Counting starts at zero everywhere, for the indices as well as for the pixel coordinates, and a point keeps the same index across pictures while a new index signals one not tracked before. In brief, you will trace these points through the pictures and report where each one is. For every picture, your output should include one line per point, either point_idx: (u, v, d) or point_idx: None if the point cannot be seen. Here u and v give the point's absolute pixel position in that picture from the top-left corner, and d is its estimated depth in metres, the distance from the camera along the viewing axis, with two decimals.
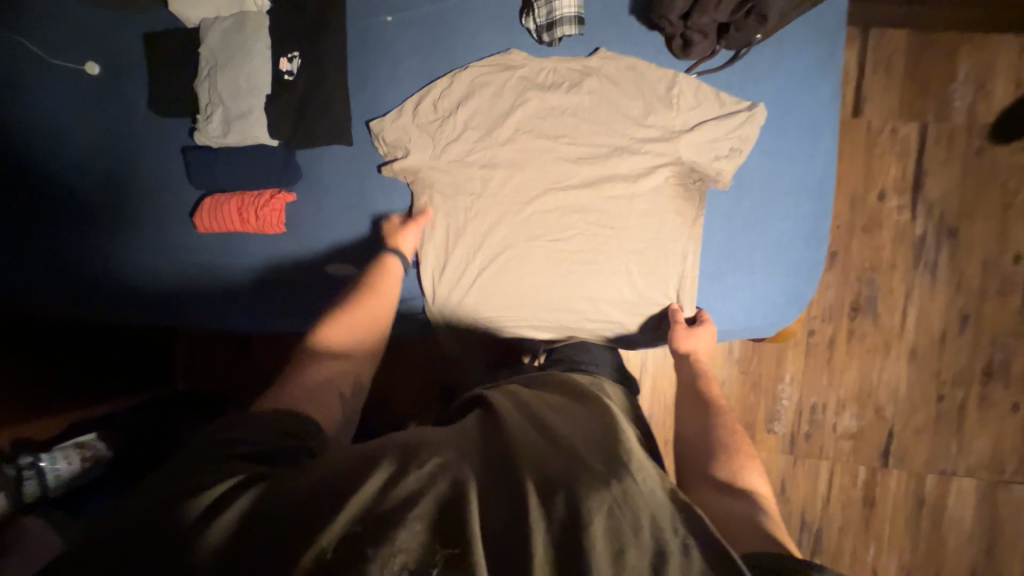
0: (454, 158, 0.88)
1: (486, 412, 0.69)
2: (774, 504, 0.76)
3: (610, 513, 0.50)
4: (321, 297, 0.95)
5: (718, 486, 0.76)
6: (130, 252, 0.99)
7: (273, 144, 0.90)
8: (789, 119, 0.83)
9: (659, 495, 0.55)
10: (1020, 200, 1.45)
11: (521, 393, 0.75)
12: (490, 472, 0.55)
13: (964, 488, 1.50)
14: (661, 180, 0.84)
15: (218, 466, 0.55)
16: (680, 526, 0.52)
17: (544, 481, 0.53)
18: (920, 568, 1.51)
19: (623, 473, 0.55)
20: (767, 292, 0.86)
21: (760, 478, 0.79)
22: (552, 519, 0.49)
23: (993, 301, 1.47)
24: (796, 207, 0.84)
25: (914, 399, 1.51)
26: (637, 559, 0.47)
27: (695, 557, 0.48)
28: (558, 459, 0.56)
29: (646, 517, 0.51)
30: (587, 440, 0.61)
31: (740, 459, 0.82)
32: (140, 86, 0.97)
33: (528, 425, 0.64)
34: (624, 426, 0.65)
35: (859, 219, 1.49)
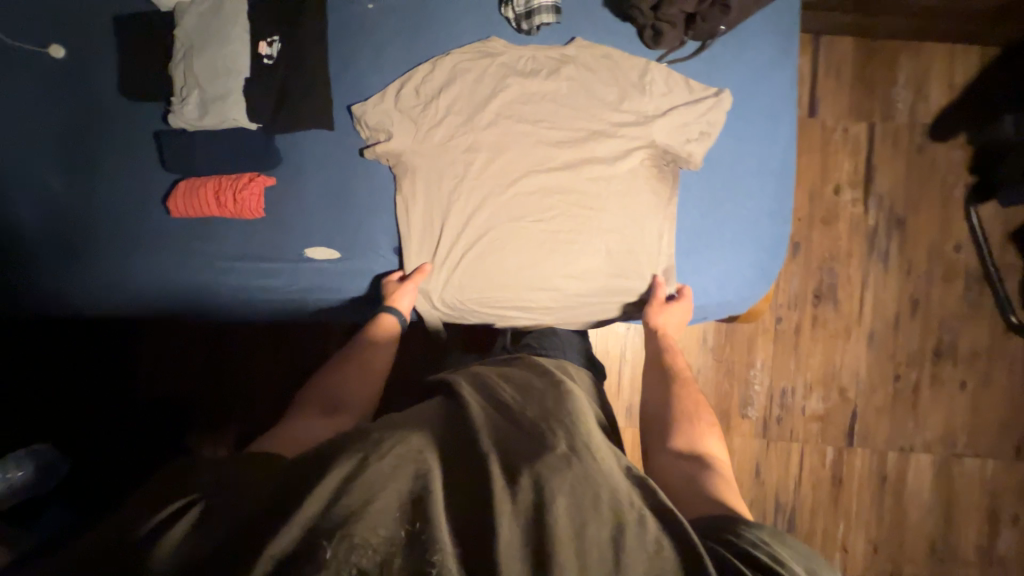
0: (434, 141, 0.90)
1: (451, 399, 0.72)
2: (729, 468, 0.83)
3: (570, 490, 0.55)
4: (300, 286, 0.92)
5: (677, 453, 0.83)
6: (88, 266, 0.94)
7: (251, 127, 0.89)
8: (756, 101, 0.90)
9: (614, 473, 0.61)
10: (958, 193, 1.59)
11: (486, 379, 0.78)
12: (456, 461, 0.59)
13: (921, 462, 1.59)
14: (637, 163, 0.89)
15: (189, 483, 0.57)
16: (635, 500, 0.58)
17: (507, 466, 0.58)
18: (885, 542, 1.59)
19: (580, 453, 0.60)
20: (736, 268, 0.90)
21: (717, 444, 0.86)
22: (516, 499, 0.54)
23: (939, 286, 1.59)
24: (761, 186, 0.89)
25: (874, 380, 1.60)
26: (596, 528, 0.53)
27: (650, 527, 0.55)
28: (519, 445, 0.61)
29: (603, 490, 0.57)
30: (546, 423, 0.65)
31: (698, 425, 0.89)
32: (107, 68, 0.93)
33: (489, 414, 0.68)
34: (581, 410, 0.71)
35: (818, 212, 1.59)
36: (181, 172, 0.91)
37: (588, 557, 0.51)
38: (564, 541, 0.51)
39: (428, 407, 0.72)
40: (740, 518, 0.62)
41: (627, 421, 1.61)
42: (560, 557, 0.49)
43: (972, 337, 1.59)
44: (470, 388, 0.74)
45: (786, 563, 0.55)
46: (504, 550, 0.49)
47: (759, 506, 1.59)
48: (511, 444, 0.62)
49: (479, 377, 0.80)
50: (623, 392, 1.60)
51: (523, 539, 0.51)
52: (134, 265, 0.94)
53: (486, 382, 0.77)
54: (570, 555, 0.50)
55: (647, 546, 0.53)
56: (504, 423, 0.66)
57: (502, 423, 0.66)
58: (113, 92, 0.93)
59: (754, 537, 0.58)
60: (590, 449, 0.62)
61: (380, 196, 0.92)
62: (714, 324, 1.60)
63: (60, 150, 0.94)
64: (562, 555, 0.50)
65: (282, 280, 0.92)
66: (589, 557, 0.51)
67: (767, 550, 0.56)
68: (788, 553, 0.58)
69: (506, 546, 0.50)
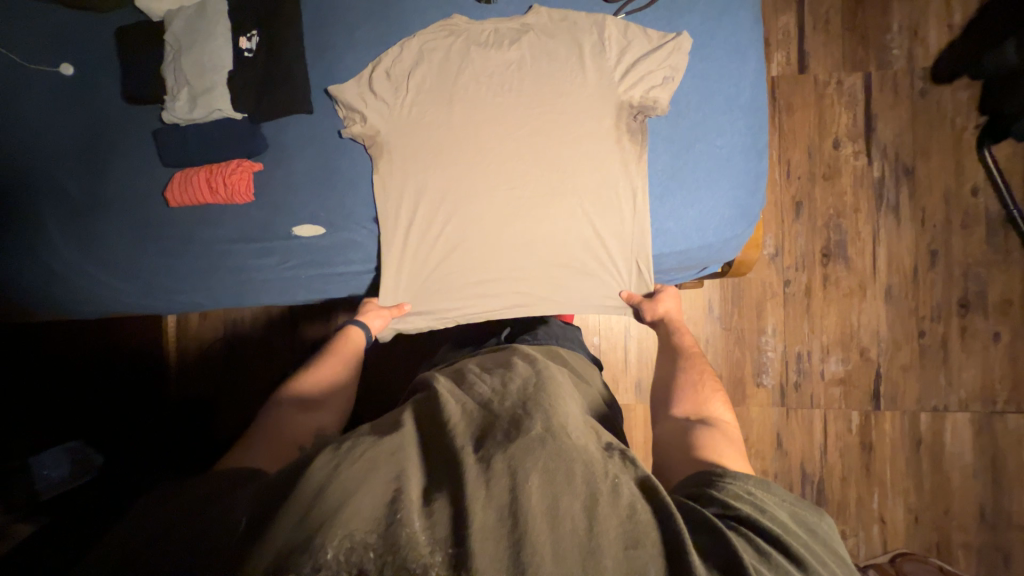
0: (410, 119, 0.96)
1: (428, 393, 0.73)
2: (739, 429, 0.76)
3: (544, 467, 0.56)
4: (293, 262, 1.00)
5: (680, 419, 0.79)
6: (107, 292, 1.03)
7: (237, 117, 0.96)
8: (713, 44, 0.96)
9: (589, 449, 0.61)
10: (969, 134, 1.52)
11: (468, 376, 0.78)
12: (434, 455, 0.60)
13: (959, 422, 1.49)
14: (604, 120, 0.96)
15: (193, 496, 0.60)
16: (610, 470, 0.59)
17: (481, 453, 0.58)
18: (928, 510, 1.48)
19: (555, 432, 0.61)
20: (713, 208, 0.98)
21: (724, 407, 0.80)
22: (490, 485, 0.54)
23: (959, 234, 1.51)
24: (730, 122, 0.96)
25: (898, 337, 1.52)
26: (569, 500, 0.54)
27: (623, 492, 0.56)
28: (495, 431, 0.62)
29: (578, 465, 0.58)
30: (523, 407, 0.66)
31: (698, 391, 0.84)
32: (110, 79, 1.01)
33: (467, 404, 0.69)
34: (558, 395, 0.71)
35: (819, 167, 1.55)
36: (175, 164, 0.97)
37: (562, 529, 0.52)
38: (537, 517, 0.52)
39: (407, 405, 0.71)
40: (722, 469, 0.64)
41: (637, 398, 1.57)
42: (534, 534, 0.50)
43: (1001, 285, 1.50)
44: (448, 384, 0.74)
45: (766, 510, 0.58)
46: (479, 532, 0.50)
47: (785, 478, 1.52)
48: (488, 431, 0.62)
49: (462, 373, 0.81)
50: (630, 367, 1.57)
51: (499, 519, 0.52)
52: (140, 272, 1.01)
53: (468, 377, 0.78)
54: (544, 531, 0.51)
55: (620, 511, 0.54)
56: (479, 410, 0.67)
57: (479, 412, 0.66)
58: (116, 99, 1.01)
59: (729, 487, 0.60)
60: (566, 429, 0.63)
61: (359, 169, 0.97)
62: (720, 293, 1.55)
63: (62, 156, 1.00)
64: (534, 531, 0.51)
65: (275, 259, 1.00)
66: (563, 529, 0.52)
67: (749, 500, 0.59)
68: (771, 499, 0.60)
69: (481, 529, 0.50)
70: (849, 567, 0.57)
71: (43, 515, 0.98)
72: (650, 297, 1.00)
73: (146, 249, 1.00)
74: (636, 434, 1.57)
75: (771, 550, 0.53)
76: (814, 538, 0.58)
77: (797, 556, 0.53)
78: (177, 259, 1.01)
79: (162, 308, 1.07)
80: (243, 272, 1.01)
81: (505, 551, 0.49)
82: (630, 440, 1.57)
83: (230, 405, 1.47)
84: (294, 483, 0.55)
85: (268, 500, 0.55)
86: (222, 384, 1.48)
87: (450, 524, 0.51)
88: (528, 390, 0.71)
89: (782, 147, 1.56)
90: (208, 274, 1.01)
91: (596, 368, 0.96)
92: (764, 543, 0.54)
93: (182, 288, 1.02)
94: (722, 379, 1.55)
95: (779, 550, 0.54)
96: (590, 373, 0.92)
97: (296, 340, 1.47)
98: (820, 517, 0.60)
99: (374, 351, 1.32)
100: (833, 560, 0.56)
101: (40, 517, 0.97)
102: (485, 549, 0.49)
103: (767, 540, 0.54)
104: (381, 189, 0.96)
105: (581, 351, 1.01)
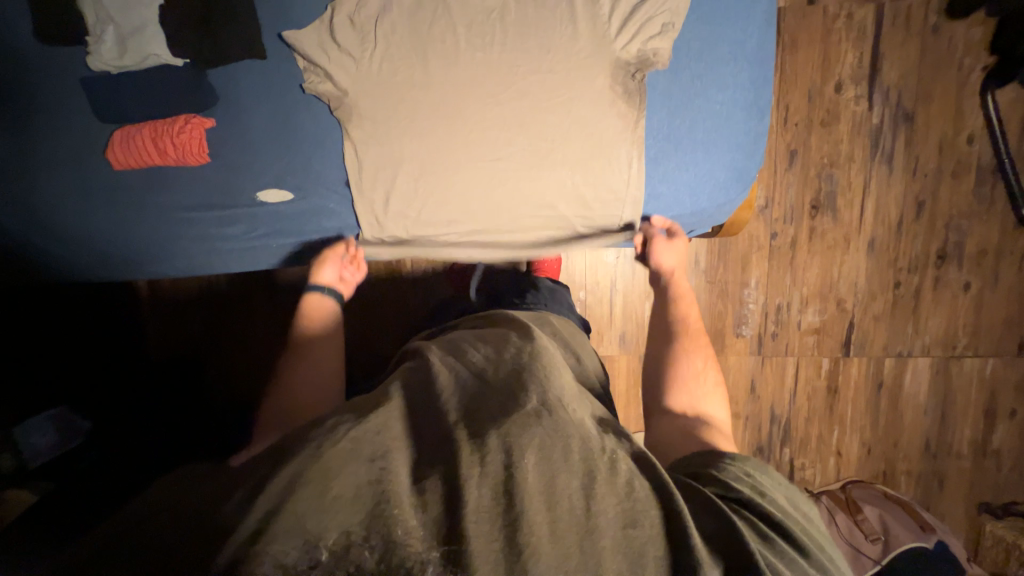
0: (380, 76, 0.85)
1: (419, 362, 0.72)
2: (731, 430, 0.78)
3: (540, 444, 0.56)
4: (259, 230, 0.95)
5: (676, 414, 0.79)
6: (59, 257, 0.96)
7: (178, 63, 0.85)
8: None
9: (584, 423, 0.62)
10: (975, 77, 1.44)
11: (458, 342, 0.78)
12: (428, 429, 0.60)
13: (919, 366, 1.59)
14: (599, 75, 0.87)
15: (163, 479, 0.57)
16: (607, 445, 0.60)
17: (475, 431, 0.57)
18: (880, 443, 1.62)
19: (551, 407, 0.61)
20: (709, 173, 0.95)
21: (718, 402, 0.81)
22: (485, 462, 0.54)
23: (948, 184, 1.50)
24: (733, 75, 0.90)
25: (874, 288, 1.56)
26: (567, 480, 0.55)
27: (621, 469, 0.57)
28: (489, 406, 0.61)
29: (575, 441, 0.58)
30: (516, 379, 0.66)
31: (700, 385, 0.83)
32: (3, 3, 0.82)
33: (458, 371, 0.69)
34: (552, 364, 0.70)
35: (818, 113, 1.47)
36: (112, 120, 0.87)
37: (559, 508, 0.52)
38: (534, 496, 0.52)
39: (396, 376, 0.70)
40: (722, 451, 0.67)
41: (620, 349, 1.60)
42: (530, 513, 0.50)
43: (979, 236, 1.52)
44: (440, 352, 0.73)
45: (767, 494, 0.61)
46: (473, 513, 0.50)
47: (755, 420, 1.62)
48: (481, 405, 0.62)
49: (450, 339, 0.81)
50: (615, 320, 1.58)
51: (495, 497, 0.52)
52: (91, 237, 0.93)
53: (459, 346, 0.76)
54: (541, 510, 0.52)
55: (618, 489, 0.55)
56: (473, 380, 0.67)
57: (471, 382, 0.67)
58: (19, 32, 0.84)
59: (732, 469, 0.63)
60: (562, 403, 0.62)
61: (325, 129, 0.88)
62: (707, 246, 1.54)
63: None
64: (531, 509, 0.51)
65: (240, 227, 0.94)
66: (560, 506, 0.53)
67: (750, 483, 0.62)
68: (771, 483, 0.64)
69: (476, 509, 0.50)
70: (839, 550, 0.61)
71: (56, 480, 1.00)
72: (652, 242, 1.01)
73: (93, 214, 0.92)
74: (619, 383, 1.63)
75: (771, 534, 0.56)
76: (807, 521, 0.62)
77: (795, 537, 0.57)
78: (127, 224, 0.92)
79: (117, 272, 0.99)
80: (206, 240, 0.94)
81: (500, 530, 0.50)
82: (614, 388, 1.63)
83: (216, 360, 1.45)
84: (275, 470, 0.52)
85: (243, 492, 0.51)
86: (203, 342, 1.45)
87: (444, 508, 0.51)
88: (521, 358, 0.70)
89: (783, 90, 1.46)
90: (167, 242, 0.94)
91: (584, 334, 0.96)
92: (763, 526, 0.57)
93: (143, 257, 0.96)
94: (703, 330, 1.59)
95: (781, 535, 0.57)
96: (577, 339, 0.92)
97: (277, 300, 1.44)
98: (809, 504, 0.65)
99: (360, 312, 1.37)
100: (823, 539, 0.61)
101: (46, 491, 0.96)
102: (481, 530, 0.49)
103: (767, 523, 0.58)
104: (354, 156, 0.89)
105: (568, 315, 1.06)
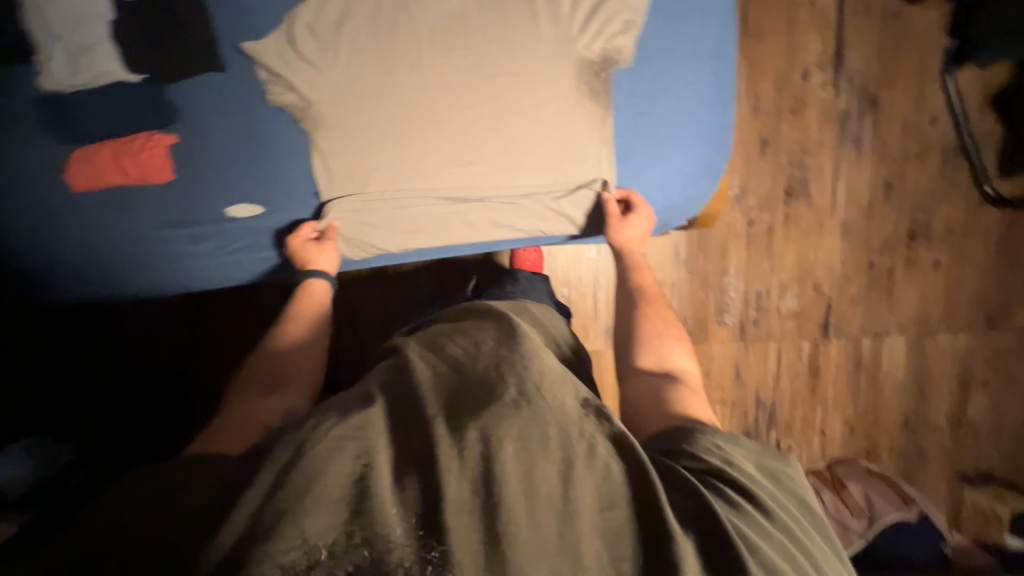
0: (344, 83, 0.84)
1: (398, 359, 0.69)
2: (700, 382, 0.79)
3: (519, 434, 0.52)
4: (232, 246, 0.93)
5: (648, 375, 0.77)
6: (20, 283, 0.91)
7: (132, 79, 0.83)
8: None
9: (565, 409, 0.57)
10: (935, 60, 1.48)
11: (438, 339, 0.74)
12: (404, 422, 0.55)
13: (896, 343, 1.63)
14: (564, 75, 0.88)
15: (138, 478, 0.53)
16: (585, 429, 0.55)
17: (452, 422, 0.53)
18: (862, 421, 1.67)
19: (530, 396, 0.56)
20: (678, 167, 0.96)
21: (686, 358, 0.81)
22: (464, 456, 0.49)
23: (914, 165, 1.54)
24: (697, 69, 0.91)
25: (849, 270, 1.59)
26: (545, 467, 0.51)
27: (599, 452, 0.54)
28: (469, 397, 0.57)
29: (553, 429, 0.54)
30: (496, 369, 0.61)
31: (664, 342, 0.83)
32: None
33: (437, 367, 0.65)
34: (539, 349, 0.66)
35: (787, 101, 1.49)
36: (67, 140, 0.84)
37: (537, 495, 0.49)
38: (513, 486, 0.48)
39: (376, 375, 0.66)
40: (695, 426, 0.64)
41: (606, 344, 1.61)
42: (509, 502, 0.47)
43: (947, 215, 1.57)
44: (419, 348, 0.70)
45: (736, 463, 0.58)
46: (453, 506, 0.46)
47: (741, 405, 1.65)
48: (460, 396, 0.58)
49: (430, 336, 0.77)
50: (599, 315, 1.59)
51: (473, 490, 0.48)
52: (56, 260, 0.90)
53: (437, 342, 0.73)
54: (519, 498, 0.48)
55: (596, 474, 0.52)
56: (453, 373, 0.63)
57: (451, 375, 0.63)
58: None
59: (703, 442, 0.60)
60: (542, 391, 0.57)
61: (290, 140, 0.87)
62: (685, 237, 1.56)
63: None
64: (510, 499, 0.47)
65: (211, 243, 0.92)
66: (538, 494, 0.49)
67: (719, 454, 0.59)
68: (740, 451, 0.60)
69: (456, 503, 0.47)
70: (814, 512, 0.59)
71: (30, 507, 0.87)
72: (620, 218, 0.94)
73: (55, 237, 0.88)
74: (606, 377, 1.64)
75: (744, 504, 0.54)
76: (778, 487, 0.59)
77: (763, 504, 0.54)
78: (93, 245, 0.89)
79: (81, 294, 0.94)
80: (176, 259, 0.92)
81: (479, 523, 0.46)
82: (602, 383, 1.64)
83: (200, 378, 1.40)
84: (252, 475, 0.47)
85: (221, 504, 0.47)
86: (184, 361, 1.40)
87: (423, 504, 0.47)
88: (500, 349, 0.66)
89: (752, 79, 1.48)
90: (135, 261, 0.91)
91: (564, 320, 0.99)
92: (737, 497, 0.54)
93: (108, 278, 0.92)
94: (687, 320, 1.61)
95: (751, 502, 0.54)
96: (558, 326, 0.93)
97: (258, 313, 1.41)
98: (784, 464, 0.62)
99: (342, 316, 1.36)
100: (796, 504, 0.58)
101: (25, 512, 0.85)
102: (461, 523, 0.46)
103: (738, 492, 0.55)
104: (322, 166, 0.88)
105: (551, 303, 1.06)
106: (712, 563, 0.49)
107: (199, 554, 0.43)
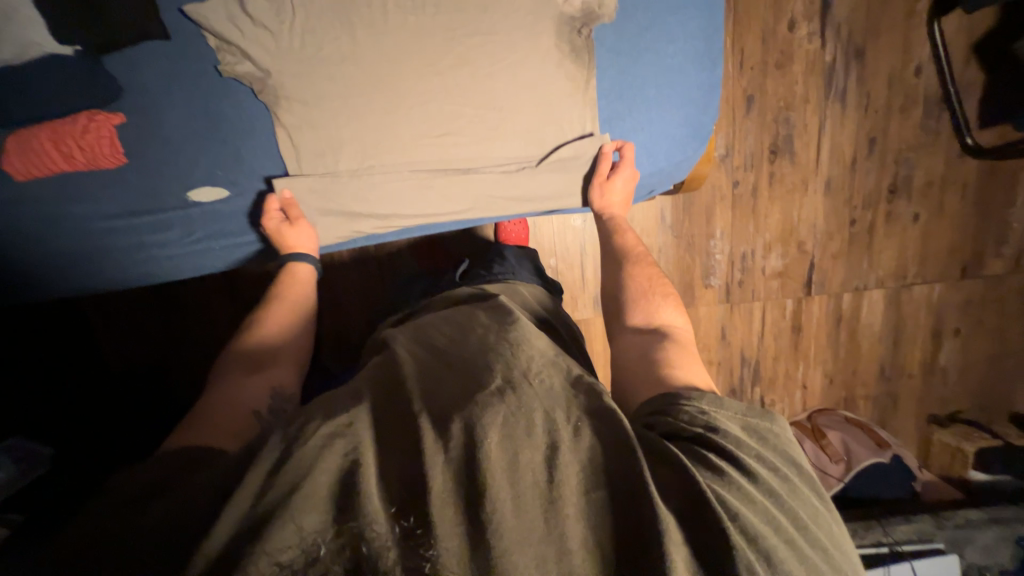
0: (304, 50, 0.78)
1: (386, 353, 0.68)
2: (692, 337, 0.76)
3: (504, 423, 0.50)
4: (199, 233, 0.88)
5: (636, 334, 0.76)
6: None
7: (66, 50, 0.74)
8: None
9: (555, 392, 0.56)
10: (921, 7, 1.44)
11: (428, 331, 0.73)
12: (387, 417, 0.53)
13: (874, 297, 1.67)
14: (542, 34, 0.82)
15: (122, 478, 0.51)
16: (572, 412, 0.54)
17: (436, 416, 0.51)
18: (841, 373, 1.73)
19: (516, 382, 0.55)
20: (664, 130, 0.94)
21: (676, 313, 0.79)
22: (448, 447, 0.48)
23: (897, 118, 1.52)
24: (683, 23, 0.87)
25: (832, 228, 1.60)
26: (530, 453, 0.48)
27: (584, 435, 0.51)
28: (455, 389, 0.56)
29: (538, 414, 0.52)
30: (484, 358, 0.61)
31: (656, 301, 0.81)
32: None
33: (422, 360, 0.64)
34: (526, 332, 0.66)
35: (773, 55, 1.45)
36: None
37: (522, 481, 0.46)
38: (497, 473, 0.46)
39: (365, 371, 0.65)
40: (678, 391, 0.61)
41: (595, 312, 1.61)
42: (494, 490, 0.45)
43: (927, 168, 1.57)
44: (405, 342, 0.69)
45: (720, 428, 0.55)
46: (438, 498, 0.44)
47: (727, 364, 1.69)
48: (446, 388, 0.56)
49: (419, 326, 0.76)
50: (587, 284, 1.59)
51: (457, 481, 0.46)
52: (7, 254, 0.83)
53: (423, 334, 0.72)
54: (505, 486, 0.45)
55: (581, 454, 0.50)
56: (441, 365, 0.62)
57: (439, 366, 0.62)
58: None
59: (689, 408, 0.57)
60: (528, 377, 0.57)
61: (253, 117, 0.82)
62: (671, 201, 1.54)
63: None
64: (494, 487, 0.45)
65: (176, 232, 0.87)
66: (522, 480, 0.46)
67: (703, 421, 0.56)
68: (726, 414, 0.57)
69: (440, 495, 0.45)
70: (805, 471, 0.55)
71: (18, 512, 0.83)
72: (604, 179, 0.93)
73: (2, 232, 0.81)
74: (596, 344, 1.65)
75: (728, 471, 0.51)
76: (765, 446, 0.55)
77: (748, 468, 0.51)
78: (48, 237, 0.83)
79: (39, 290, 0.87)
80: (140, 249, 0.86)
81: (463, 514, 0.44)
82: (591, 350, 1.65)
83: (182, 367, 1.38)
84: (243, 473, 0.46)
85: (205, 507, 0.45)
86: (165, 349, 1.38)
87: (409, 496, 0.45)
88: (489, 338, 0.65)
89: (737, 32, 1.42)
90: (96, 252, 0.85)
91: (552, 298, 0.96)
92: (725, 466, 0.51)
93: (66, 274, 0.86)
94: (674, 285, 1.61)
95: (737, 469, 0.51)
96: (545, 303, 0.92)
97: (238, 298, 1.37)
98: (771, 422, 0.58)
99: (326, 301, 1.32)
100: (783, 460, 0.55)
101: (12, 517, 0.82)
102: (445, 515, 0.44)
103: (723, 459, 0.52)
104: (289, 143, 0.83)
105: (536, 282, 1.04)
106: (696, 540, 0.45)
107: (187, 558, 0.41)
